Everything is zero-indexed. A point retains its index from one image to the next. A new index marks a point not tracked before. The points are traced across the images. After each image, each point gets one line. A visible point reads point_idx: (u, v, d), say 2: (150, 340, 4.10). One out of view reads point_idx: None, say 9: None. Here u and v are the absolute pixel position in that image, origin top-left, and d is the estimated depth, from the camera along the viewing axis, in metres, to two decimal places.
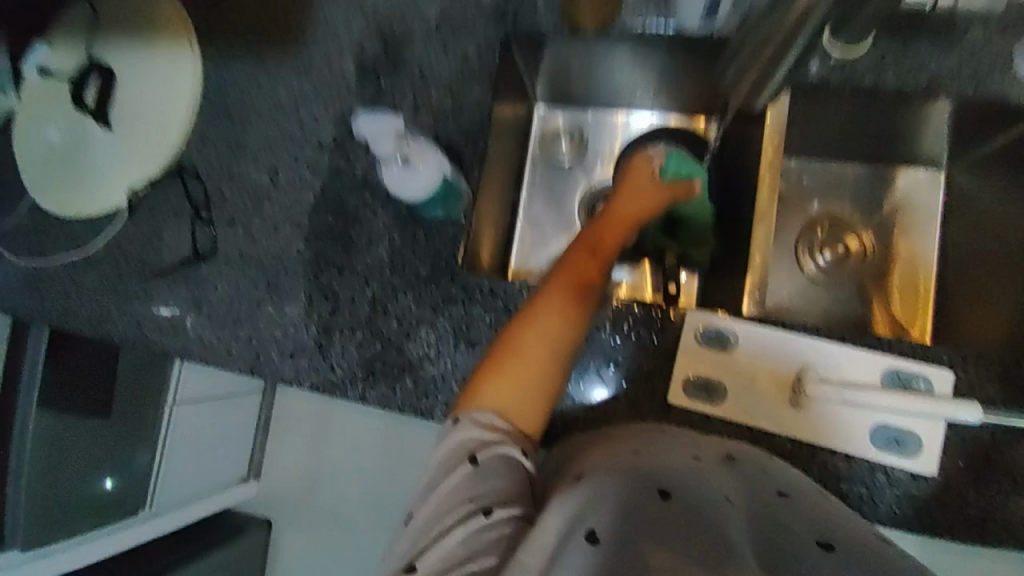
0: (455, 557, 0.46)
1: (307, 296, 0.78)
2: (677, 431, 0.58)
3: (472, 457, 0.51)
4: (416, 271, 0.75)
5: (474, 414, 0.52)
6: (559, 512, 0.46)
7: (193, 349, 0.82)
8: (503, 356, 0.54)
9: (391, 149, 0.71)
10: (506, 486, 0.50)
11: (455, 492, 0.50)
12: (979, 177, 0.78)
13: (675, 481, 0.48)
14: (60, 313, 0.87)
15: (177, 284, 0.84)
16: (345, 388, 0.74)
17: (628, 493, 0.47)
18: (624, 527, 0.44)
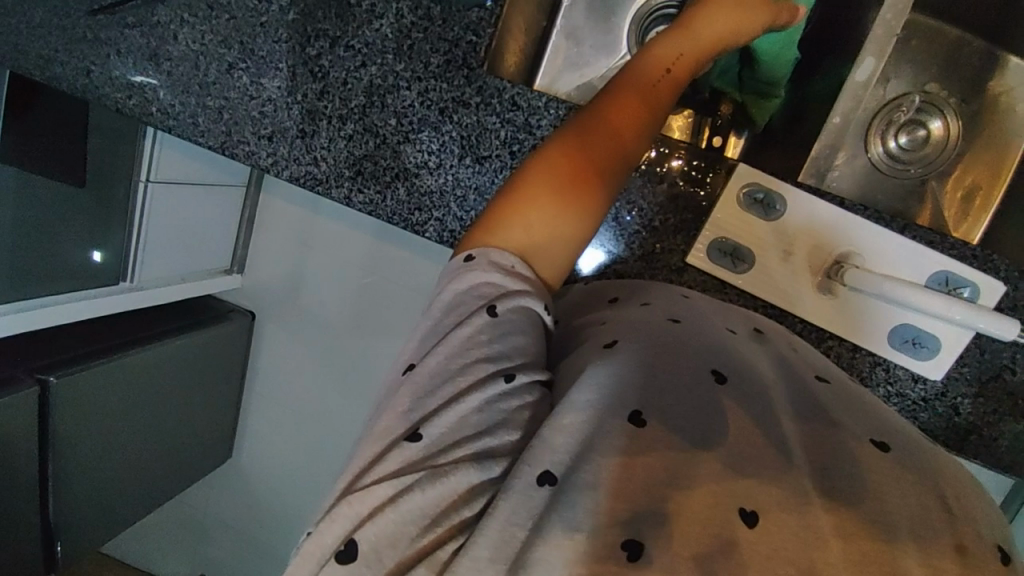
0: (473, 424, 0.41)
1: (290, 69, 0.64)
2: (705, 299, 0.55)
3: (490, 306, 0.44)
4: (426, 61, 0.61)
5: (492, 253, 0.46)
6: (597, 385, 0.43)
7: (152, 112, 0.70)
8: (532, 192, 0.47)
9: None
10: (528, 344, 0.45)
11: (471, 340, 0.43)
12: None
13: (716, 357, 0.46)
14: (2, 48, 0.72)
15: (130, 28, 0.69)
16: (330, 186, 0.66)
17: (663, 366, 0.44)
18: (665, 401, 0.42)
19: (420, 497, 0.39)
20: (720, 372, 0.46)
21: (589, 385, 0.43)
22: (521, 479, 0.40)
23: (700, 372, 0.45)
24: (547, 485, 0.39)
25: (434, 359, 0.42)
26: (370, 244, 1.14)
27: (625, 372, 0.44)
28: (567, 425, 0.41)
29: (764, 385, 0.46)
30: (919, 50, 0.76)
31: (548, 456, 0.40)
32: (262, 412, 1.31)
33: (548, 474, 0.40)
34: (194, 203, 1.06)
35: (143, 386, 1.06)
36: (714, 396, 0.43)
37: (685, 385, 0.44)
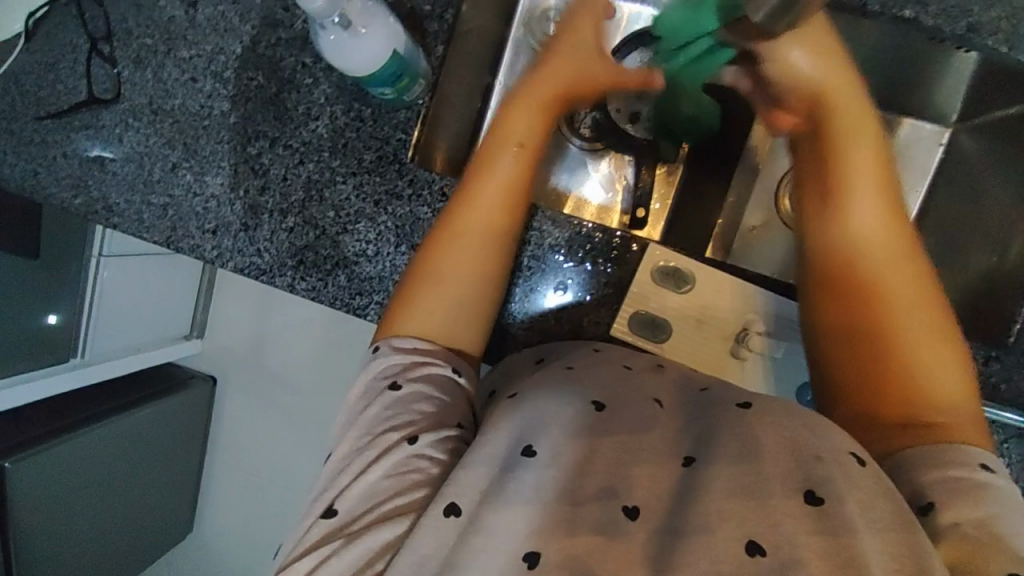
0: (384, 488, 0.44)
1: (232, 166, 0.68)
2: (608, 348, 0.57)
3: (394, 382, 0.48)
4: (360, 157, 0.65)
5: (395, 340, 0.50)
6: (500, 428, 0.45)
7: (96, 209, 0.72)
8: (423, 282, 0.52)
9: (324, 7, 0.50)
10: (433, 408, 0.47)
11: (376, 415, 0.47)
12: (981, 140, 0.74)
13: (590, 386, 0.49)
14: None
15: (76, 130, 0.71)
16: (273, 275, 0.68)
17: (563, 405, 0.47)
18: (554, 432, 0.45)
19: (339, 561, 0.41)
20: (600, 401, 0.48)
21: (492, 430, 0.45)
22: (430, 514, 0.42)
23: (583, 403, 0.47)
24: (452, 515, 0.42)
25: (346, 440, 0.46)
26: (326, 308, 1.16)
27: (514, 420, 0.46)
28: (470, 465, 0.44)
29: (653, 415, 0.48)
30: None
31: (454, 489, 0.43)
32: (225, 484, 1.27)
33: (455, 505, 0.42)
34: (152, 272, 1.08)
35: (102, 455, 1.04)
36: (597, 425, 0.46)
37: (569, 423, 0.45)
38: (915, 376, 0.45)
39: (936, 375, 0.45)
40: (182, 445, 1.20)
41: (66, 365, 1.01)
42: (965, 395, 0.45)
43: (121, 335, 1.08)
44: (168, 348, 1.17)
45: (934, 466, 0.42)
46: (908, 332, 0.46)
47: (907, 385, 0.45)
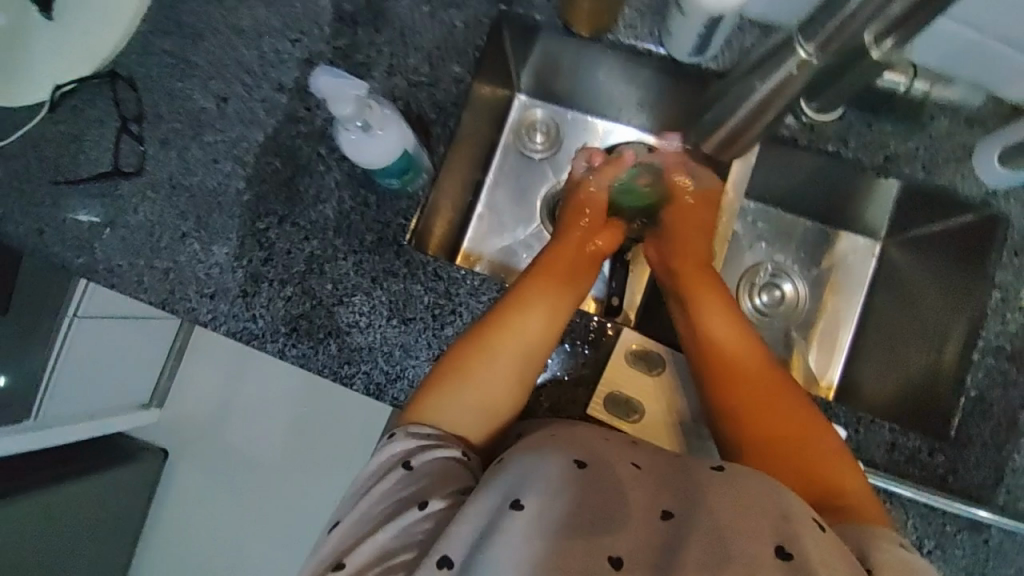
0: (392, 547, 0.52)
1: (239, 239, 0.73)
2: (585, 428, 0.58)
3: (406, 462, 0.56)
4: (362, 238, 0.71)
5: (410, 431, 0.57)
6: (490, 486, 0.51)
7: (97, 269, 0.74)
8: (450, 380, 0.59)
9: (351, 112, 0.62)
10: (438, 475, 0.55)
11: (388, 489, 0.55)
12: (912, 255, 0.85)
13: (579, 446, 0.54)
14: None
15: (91, 197, 0.76)
16: (265, 342, 0.71)
17: (546, 469, 0.52)
18: (538, 491, 0.51)
19: None
20: (581, 459, 0.53)
21: (483, 491, 0.51)
22: (425, 566, 0.50)
23: (566, 464, 0.53)
24: (443, 568, 0.49)
25: (358, 508, 0.54)
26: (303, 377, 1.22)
27: (501, 479, 0.52)
28: (464, 520, 0.50)
29: (621, 479, 0.52)
30: (772, 226, 0.94)
31: (445, 544, 0.50)
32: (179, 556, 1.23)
33: (446, 558, 0.49)
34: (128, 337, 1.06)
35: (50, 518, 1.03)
36: (575, 485, 0.51)
37: (555, 485, 0.51)
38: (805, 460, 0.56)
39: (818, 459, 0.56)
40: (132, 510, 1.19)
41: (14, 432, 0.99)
42: (856, 477, 0.55)
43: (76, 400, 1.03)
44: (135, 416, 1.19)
45: (868, 543, 0.49)
46: (794, 429, 0.57)
47: (800, 462, 0.56)
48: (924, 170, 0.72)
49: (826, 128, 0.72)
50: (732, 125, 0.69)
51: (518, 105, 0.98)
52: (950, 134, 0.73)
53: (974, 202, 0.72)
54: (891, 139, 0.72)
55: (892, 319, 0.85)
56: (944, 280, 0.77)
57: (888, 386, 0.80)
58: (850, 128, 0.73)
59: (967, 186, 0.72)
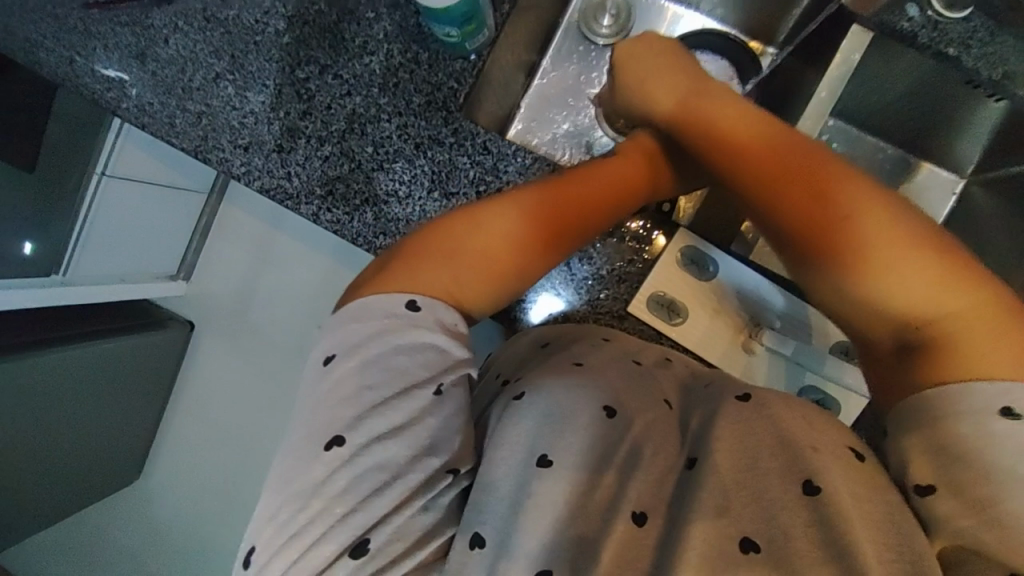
0: (420, 523, 0.42)
1: (278, 87, 0.68)
2: (620, 342, 0.56)
3: (438, 384, 0.44)
4: (409, 99, 0.65)
5: (438, 308, 0.47)
6: (512, 442, 0.44)
7: (128, 106, 0.70)
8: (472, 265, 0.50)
9: None
10: (465, 426, 0.45)
11: (414, 426, 0.43)
12: (996, 196, 0.78)
13: (606, 389, 0.47)
14: None
15: (122, 26, 0.70)
16: (298, 204, 0.67)
17: (573, 414, 0.45)
18: (573, 442, 0.44)
19: None
20: (611, 405, 0.46)
21: (504, 441, 0.44)
22: (458, 546, 0.42)
23: (595, 407, 0.46)
24: (477, 547, 0.41)
25: (366, 449, 0.42)
26: (326, 264, 1.22)
27: (523, 428, 0.44)
28: (489, 481, 0.43)
29: (657, 408, 0.49)
30: (846, 150, 0.86)
31: (476, 519, 0.42)
32: (201, 416, 1.29)
33: (479, 535, 0.42)
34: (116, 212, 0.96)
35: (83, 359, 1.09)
36: (608, 436, 0.45)
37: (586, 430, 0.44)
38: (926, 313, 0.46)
39: (941, 302, 0.45)
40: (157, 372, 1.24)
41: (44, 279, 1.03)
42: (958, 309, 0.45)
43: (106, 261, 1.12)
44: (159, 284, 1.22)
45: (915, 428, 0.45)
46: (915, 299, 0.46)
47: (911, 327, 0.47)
48: None
49: (950, 27, 0.63)
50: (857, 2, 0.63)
51: None
52: None
53: None
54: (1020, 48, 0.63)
55: None
56: None
57: None
58: (975, 30, 0.63)
59: None
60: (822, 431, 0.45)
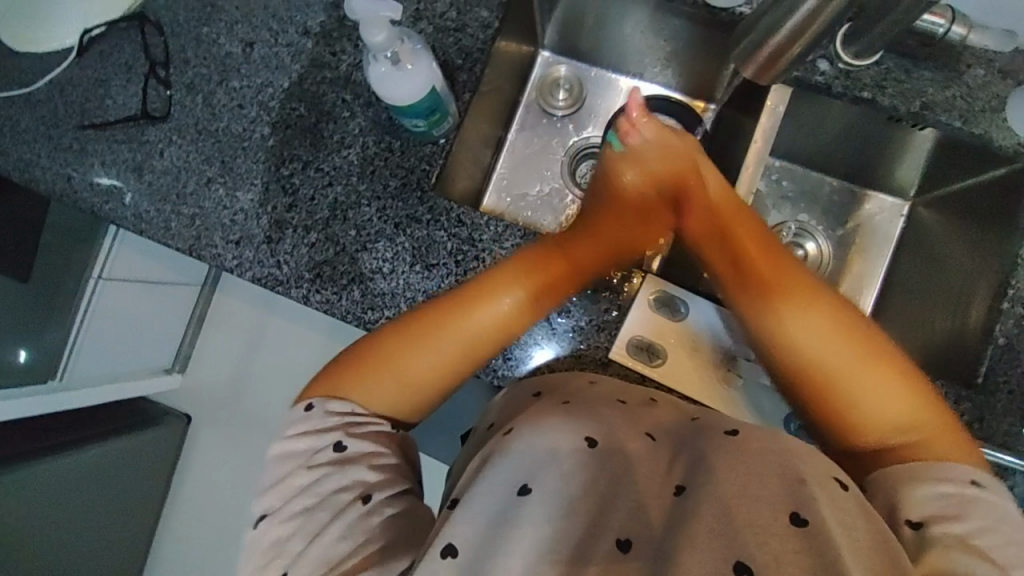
0: (341, 550, 0.49)
1: (265, 184, 0.73)
2: (607, 382, 0.58)
3: (339, 443, 0.53)
4: (386, 183, 0.71)
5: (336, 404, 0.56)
6: (500, 469, 0.47)
7: (126, 215, 0.76)
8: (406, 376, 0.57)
9: (384, 40, 0.63)
10: (383, 467, 0.54)
11: (325, 475, 0.52)
12: (942, 216, 0.83)
13: (591, 423, 0.51)
14: None
15: (119, 143, 0.77)
16: (289, 288, 0.71)
17: (554, 448, 0.49)
18: (551, 473, 0.48)
19: None
20: (592, 436, 0.50)
21: (493, 469, 0.48)
22: (427, 559, 0.45)
23: (576, 439, 0.50)
24: (449, 556, 0.44)
25: (285, 503, 0.52)
26: (319, 344, 1.24)
27: (509, 461, 0.48)
28: (475, 508, 0.46)
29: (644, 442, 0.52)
30: (798, 187, 0.93)
31: (453, 531, 0.45)
32: (197, 513, 1.26)
33: (451, 546, 0.45)
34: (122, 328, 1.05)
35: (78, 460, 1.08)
36: (588, 463, 0.49)
37: (563, 462, 0.48)
38: (903, 424, 0.53)
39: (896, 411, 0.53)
40: (151, 471, 1.23)
41: (42, 386, 1.08)
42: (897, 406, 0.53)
43: (102, 364, 1.17)
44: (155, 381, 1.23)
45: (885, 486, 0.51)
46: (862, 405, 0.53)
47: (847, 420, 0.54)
48: (960, 117, 0.70)
49: (861, 74, 0.71)
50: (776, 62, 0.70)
51: (542, 60, 0.97)
52: (992, 79, 0.70)
53: (1006, 154, 0.70)
54: (928, 86, 0.70)
55: (918, 278, 0.84)
56: (979, 235, 0.75)
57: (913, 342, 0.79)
58: (883, 74, 0.70)
59: (1005, 135, 0.69)
60: (805, 456, 0.47)
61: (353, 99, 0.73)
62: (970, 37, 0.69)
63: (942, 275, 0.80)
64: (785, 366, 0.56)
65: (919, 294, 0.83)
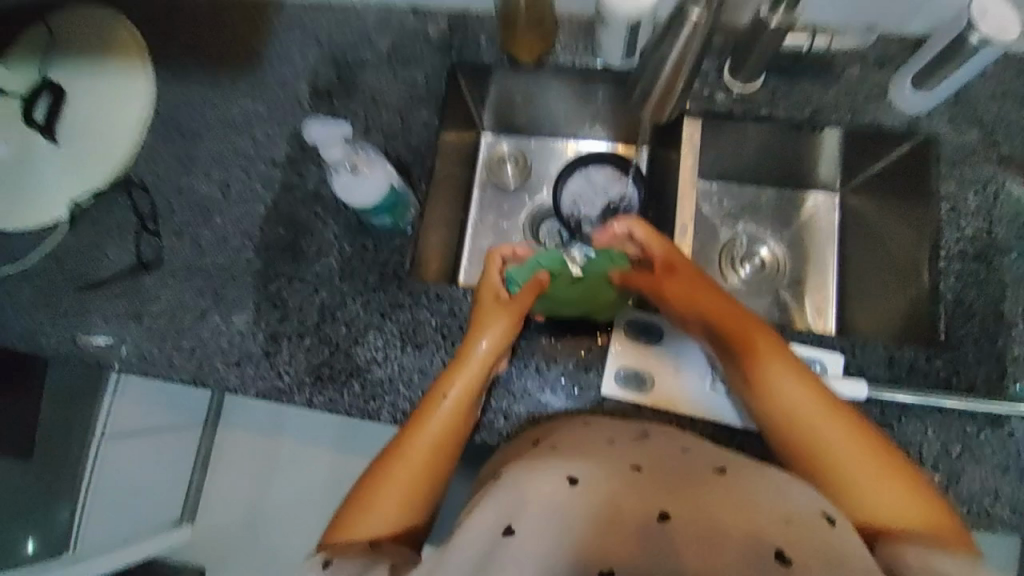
0: None
1: (256, 305, 0.79)
2: (597, 427, 0.64)
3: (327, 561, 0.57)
4: (365, 281, 0.77)
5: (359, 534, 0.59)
6: (486, 523, 0.51)
7: (130, 359, 0.80)
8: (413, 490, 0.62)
9: (339, 154, 0.71)
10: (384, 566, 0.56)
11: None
12: (870, 199, 0.90)
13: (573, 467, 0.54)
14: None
15: (116, 297, 0.83)
16: (294, 394, 0.75)
17: (538, 494, 0.52)
18: (536, 514, 0.50)
19: None
20: (576, 475, 0.53)
21: (481, 522, 0.51)
22: None
23: (561, 477, 0.53)
24: None
25: None
26: (330, 452, 1.25)
27: (496, 513, 0.51)
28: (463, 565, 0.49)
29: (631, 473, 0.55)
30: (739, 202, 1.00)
31: None
32: None
33: None
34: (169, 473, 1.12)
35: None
36: (567, 501, 0.51)
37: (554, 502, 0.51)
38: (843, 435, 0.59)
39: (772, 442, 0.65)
40: None
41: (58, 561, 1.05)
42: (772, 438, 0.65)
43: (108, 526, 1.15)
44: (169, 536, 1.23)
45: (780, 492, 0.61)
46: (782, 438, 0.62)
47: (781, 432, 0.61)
48: (851, 113, 0.80)
49: (755, 97, 0.81)
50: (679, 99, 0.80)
51: (486, 143, 1.08)
52: (867, 75, 0.81)
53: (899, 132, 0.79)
54: (814, 92, 0.80)
55: (867, 258, 0.89)
56: (900, 205, 0.84)
57: (883, 315, 0.84)
58: (774, 93, 0.81)
59: (895, 114, 0.79)
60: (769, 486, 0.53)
61: (325, 212, 0.81)
62: (835, 44, 0.78)
63: (883, 248, 0.86)
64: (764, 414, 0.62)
65: (874, 270, 0.87)
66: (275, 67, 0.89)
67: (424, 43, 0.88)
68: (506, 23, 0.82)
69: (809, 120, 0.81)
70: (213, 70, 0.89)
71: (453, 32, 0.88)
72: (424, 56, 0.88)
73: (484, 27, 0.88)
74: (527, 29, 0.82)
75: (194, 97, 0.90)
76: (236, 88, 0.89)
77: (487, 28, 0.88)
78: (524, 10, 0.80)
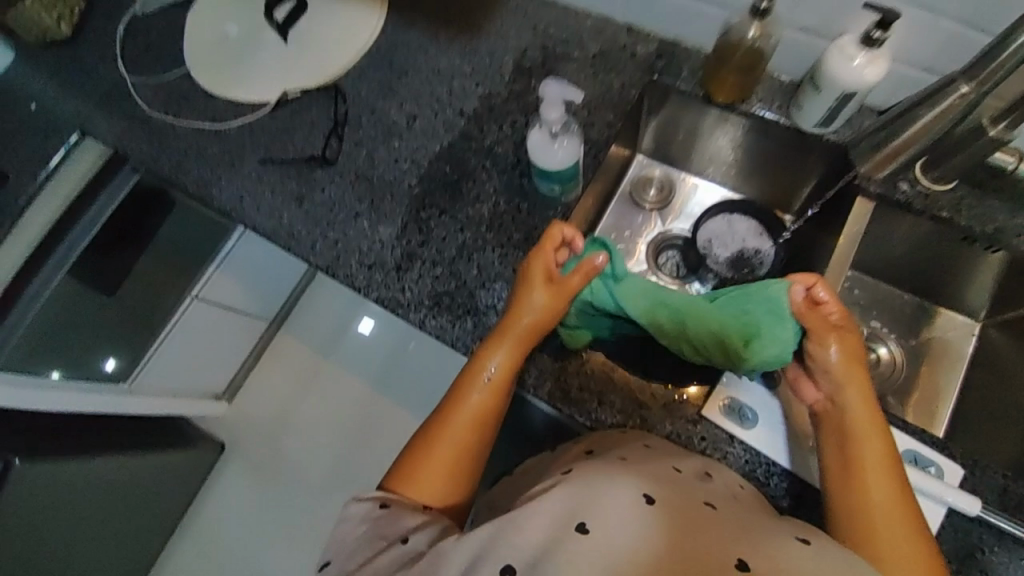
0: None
1: (404, 222, 0.86)
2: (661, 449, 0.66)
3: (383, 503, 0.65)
4: (510, 235, 0.84)
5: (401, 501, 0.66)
6: (554, 508, 0.53)
7: (280, 233, 0.89)
8: (450, 462, 0.69)
9: (556, 116, 0.77)
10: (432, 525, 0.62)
11: (375, 533, 0.63)
12: (1011, 334, 0.88)
13: (644, 482, 0.57)
14: (170, 167, 0.95)
15: (290, 177, 0.92)
16: (411, 314, 0.81)
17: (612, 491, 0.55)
18: (607, 514, 0.52)
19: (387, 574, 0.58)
20: (649, 495, 0.55)
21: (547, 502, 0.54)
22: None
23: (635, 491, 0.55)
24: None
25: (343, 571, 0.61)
26: (364, 393, 1.60)
27: (569, 500, 0.54)
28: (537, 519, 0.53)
29: (696, 498, 0.57)
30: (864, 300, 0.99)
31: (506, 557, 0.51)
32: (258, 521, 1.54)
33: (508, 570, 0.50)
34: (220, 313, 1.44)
35: (106, 466, 1.22)
36: (640, 512, 0.53)
37: (628, 505, 0.53)
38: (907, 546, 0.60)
39: (883, 511, 0.62)
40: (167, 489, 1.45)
41: (116, 388, 1.29)
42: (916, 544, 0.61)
43: (161, 379, 1.40)
44: (207, 405, 1.55)
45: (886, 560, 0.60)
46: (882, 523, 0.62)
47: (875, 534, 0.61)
48: None
49: (940, 196, 0.82)
50: (874, 159, 0.81)
51: (638, 162, 1.08)
52: None
53: None
54: (999, 213, 0.81)
55: (990, 384, 0.88)
56: None
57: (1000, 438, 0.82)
58: (960, 199, 0.82)
59: None
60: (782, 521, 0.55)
61: (494, 172, 0.88)
62: None
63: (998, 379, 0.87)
64: (850, 509, 0.63)
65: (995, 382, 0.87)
66: (494, 39, 0.97)
67: (631, 56, 0.94)
68: (718, 62, 0.86)
69: (979, 237, 0.81)
70: (437, 27, 0.99)
71: (660, 55, 0.93)
72: (627, 66, 0.93)
73: (688, 62, 0.93)
74: (735, 71, 0.85)
75: (414, 46, 0.99)
76: (451, 46, 0.98)
77: (690, 63, 0.93)
78: (742, 51, 0.82)
